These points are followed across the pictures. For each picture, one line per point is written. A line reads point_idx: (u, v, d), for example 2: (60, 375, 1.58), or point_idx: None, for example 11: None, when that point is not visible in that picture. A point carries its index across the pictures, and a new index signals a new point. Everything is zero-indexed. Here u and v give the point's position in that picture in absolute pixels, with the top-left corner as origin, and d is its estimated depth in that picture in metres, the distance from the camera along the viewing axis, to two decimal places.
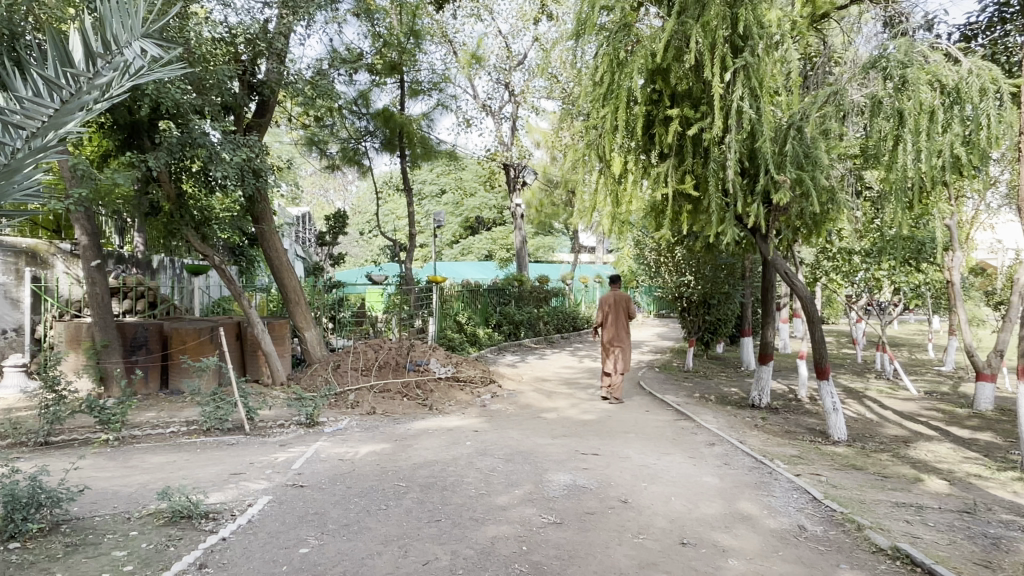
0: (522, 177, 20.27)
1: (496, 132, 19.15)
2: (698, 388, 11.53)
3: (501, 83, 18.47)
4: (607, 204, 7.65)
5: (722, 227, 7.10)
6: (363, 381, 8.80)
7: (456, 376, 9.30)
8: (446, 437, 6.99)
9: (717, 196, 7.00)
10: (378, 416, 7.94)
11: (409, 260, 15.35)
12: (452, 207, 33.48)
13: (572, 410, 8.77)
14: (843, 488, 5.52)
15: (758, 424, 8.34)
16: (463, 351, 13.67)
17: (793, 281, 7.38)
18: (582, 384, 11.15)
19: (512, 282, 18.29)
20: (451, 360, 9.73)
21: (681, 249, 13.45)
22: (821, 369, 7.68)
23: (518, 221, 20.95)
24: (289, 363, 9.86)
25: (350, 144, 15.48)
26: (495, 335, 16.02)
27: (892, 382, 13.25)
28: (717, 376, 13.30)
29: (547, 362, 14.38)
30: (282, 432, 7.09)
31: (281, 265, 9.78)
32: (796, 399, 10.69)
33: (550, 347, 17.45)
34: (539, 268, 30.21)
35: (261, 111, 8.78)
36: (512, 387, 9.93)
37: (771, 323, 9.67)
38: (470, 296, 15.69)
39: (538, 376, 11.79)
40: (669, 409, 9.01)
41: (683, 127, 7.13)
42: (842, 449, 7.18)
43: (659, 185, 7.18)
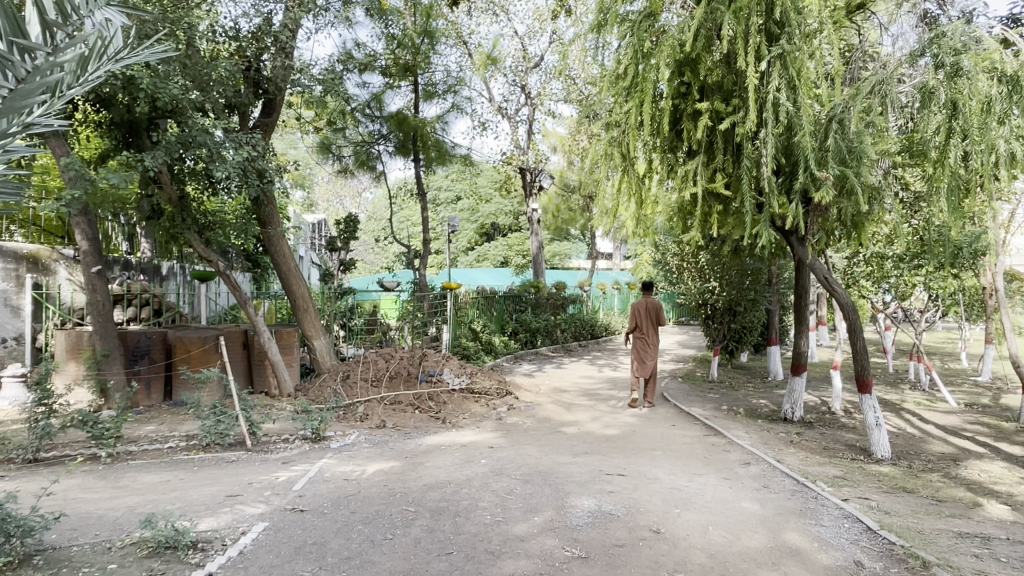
0: (539, 182, 19.82)
1: (512, 136, 18.72)
2: (725, 400, 10.98)
3: (518, 85, 18.05)
4: (631, 205, 7.19)
5: (756, 229, 6.60)
6: (374, 393, 8.38)
7: (471, 387, 8.86)
8: (459, 454, 6.53)
9: (751, 195, 6.51)
10: (389, 430, 7.50)
11: (423, 267, 14.95)
12: (468, 213, 33.12)
13: (594, 424, 8.27)
14: (897, 515, 4.98)
15: (793, 440, 7.80)
16: (478, 359, 13.22)
17: (833, 288, 6.88)
18: (602, 395, 10.66)
19: (529, 288, 17.82)
20: (465, 369, 9.28)
21: (705, 253, 12.93)
22: (862, 382, 7.16)
23: (534, 227, 20.50)
24: (297, 373, 9.46)
25: (363, 147, 15.13)
26: (512, 344, 15.57)
27: (928, 393, 12.60)
28: (742, 387, 12.74)
29: (565, 372, 13.89)
30: (286, 449, 6.68)
31: (289, 269, 9.39)
32: (829, 412, 10.11)
33: (567, 356, 16.96)
34: (556, 275, 29.73)
35: (268, 110, 8.40)
36: (530, 399, 9.45)
37: (806, 331, 9.12)
38: (486, 303, 15.23)
39: (556, 387, 11.30)
40: (696, 423, 8.50)
41: (714, 122, 6.65)
42: (887, 469, 6.63)
43: (688, 185, 6.69)
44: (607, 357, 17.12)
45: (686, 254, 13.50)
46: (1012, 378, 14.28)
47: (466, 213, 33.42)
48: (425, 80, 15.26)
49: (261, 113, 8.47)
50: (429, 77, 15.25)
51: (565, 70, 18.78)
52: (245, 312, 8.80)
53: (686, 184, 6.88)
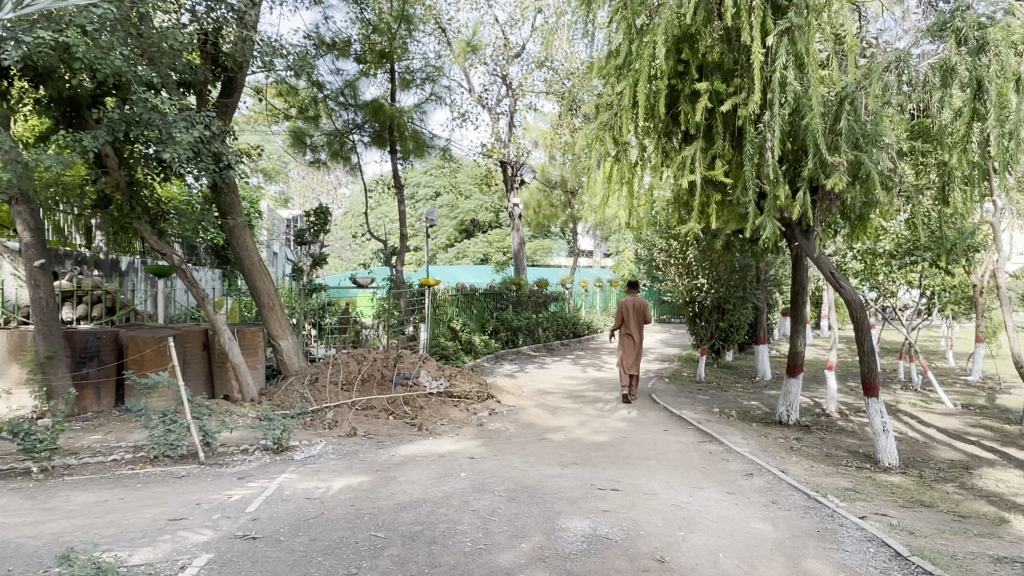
0: (520, 176, 19.25)
1: (492, 129, 18.13)
2: (715, 402, 10.49)
3: (498, 76, 17.43)
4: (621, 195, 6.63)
5: (759, 220, 6.08)
6: (344, 397, 7.77)
7: (449, 390, 8.28)
8: (436, 466, 5.93)
9: (755, 183, 5.99)
10: (360, 439, 6.90)
11: (400, 263, 14.31)
12: (447, 209, 32.48)
13: (581, 429, 7.72)
14: (923, 536, 4.48)
15: (793, 447, 7.31)
16: (457, 360, 12.62)
17: (840, 283, 6.39)
18: (588, 398, 10.12)
19: (510, 286, 17.24)
20: (443, 370, 8.69)
21: (693, 248, 12.46)
22: (869, 385, 6.70)
23: (516, 222, 19.92)
24: (262, 376, 8.81)
25: (336, 137, 14.44)
26: (492, 342, 14.98)
27: (921, 393, 12.24)
28: (732, 388, 12.30)
29: (548, 372, 13.34)
30: (242, 462, 6.06)
31: (253, 264, 8.74)
32: (825, 415, 9.66)
33: (550, 355, 16.41)
34: (538, 272, 29.15)
35: (228, 90, 7.77)
36: (512, 402, 8.88)
37: (804, 330, 8.64)
38: (465, 301, 14.63)
39: (539, 389, 10.74)
40: (690, 428, 8.00)
41: (714, 103, 6.13)
42: (898, 479, 6.16)
43: (686, 171, 6.15)
44: (591, 356, 16.58)
45: (673, 249, 13.02)
46: (1003, 377, 13.98)
47: (445, 209, 32.78)
48: (402, 67, 14.61)
49: (221, 93, 7.83)
50: (406, 64, 14.60)
51: (547, 61, 18.22)
52: (204, 310, 8.14)
53: (684, 171, 6.33)
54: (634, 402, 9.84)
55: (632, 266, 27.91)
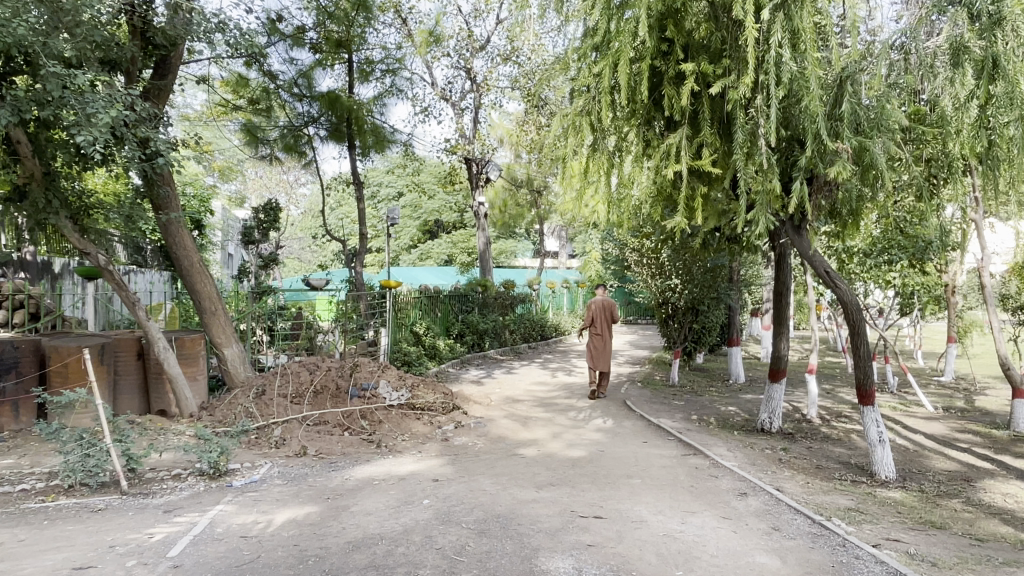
0: (485, 174, 18.64)
1: (456, 125, 17.48)
2: (693, 409, 10.00)
3: (462, 70, 16.78)
4: (599, 185, 6.04)
5: (752, 214, 5.53)
6: (294, 412, 7.04)
7: (411, 401, 7.60)
8: (395, 492, 5.25)
9: (747, 175, 5.45)
10: (311, 459, 6.20)
11: (359, 265, 13.57)
12: (410, 210, 31.70)
13: (555, 443, 7.12)
14: (948, 568, 3.97)
15: (781, 459, 6.82)
16: (421, 366, 11.95)
17: (835, 282, 5.90)
18: (561, 406, 9.54)
19: (475, 287, 16.60)
20: (403, 379, 8.01)
21: (666, 248, 11.98)
22: (864, 392, 6.22)
23: (481, 222, 19.29)
24: (203, 388, 8.02)
25: (291, 130, 13.62)
26: (458, 347, 14.32)
27: (898, 396, 11.94)
28: (707, 392, 11.85)
29: (516, 378, 12.73)
30: (173, 492, 5.33)
31: (193, 266, 7.95)
32: (807, 421, 9.23)
33: (517, 359, 15.82)
34: (503, 273, 28.56)
35: (162, 72, 7.02)
36: (480, 413, 8.24)
37: (787, 333, 8.17)
38: (429, 304, 13.95)
39: (508, 397, 10.12)
40: (671, 439, 7.46)
41: (700, 87, 5.57)
42: (899, 496, 5.69)
43: (671, 161, 5.58)
44: (560, 360, 16.04)
45: (645, 249, 12.52)
46: (974, 377, 13.85)
47: (408, 209, 32.02)
48: (360, 57, 13.87)
49: (154, 74, 7.06)
50: (365, 55, 13.86)
51: (513, 55, 17.64)
52: (135, 317, 7.32)
53: (668, 161, 5.78)
54: (608, 410, 9.28)
55: (599, 267, 27.52)
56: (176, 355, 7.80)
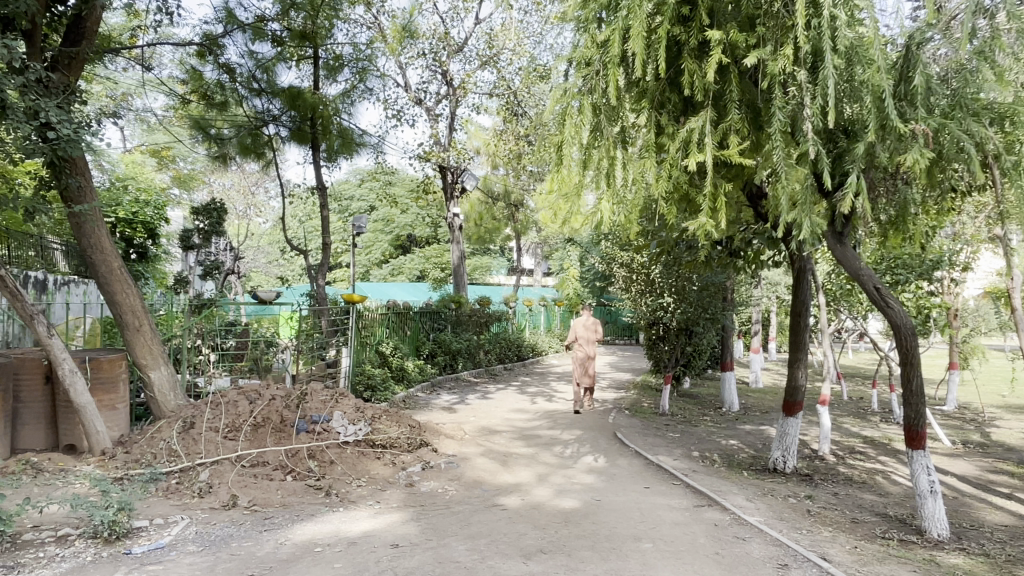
0: (461, 183, 17.61)
1: (431, 132, 16.42)
2: (691, 443, 8.92)
3: (438, 71, 15.71)
4: (603, 181, 4.93)
5: (794, 217, 4.47)
6: (226, 451, 5.82)
7: (372, 434, 6.42)
8: (342, 564, 4.06)
9: (786, 168, 4.44)
10: (241, 513, 5.00)
11: (321, 278, 12.35)
12: (382, 223, 30.84)
13: (542, 489, 5.96)
14: None
15: (810, 510, 5.76)
16: (386, 390, 10.74)
17: (887, 302, 4.94)
18: (544, 439, 8.39)
19: (449, 304, 15.47)
20: (364, 408, 6.82)
21: (659, 263, 10.96)
22: (914, 435, 5.19)
23: (456, 234, 18.16)
24: (123, 418, 6.76)
25: (248, 129, 12.33)
26: (429, 368, 13.14)
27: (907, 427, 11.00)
28: (702, 422, 10.80)
29: (493, 404, 11.58)
30: (50, 562, 4.06)
31: (112, 273, 6.72)
32: (821, 458, 8.21)
33: (493, 382, 14.70)
34: (477, 290, 27.50)
35: (75, 37, 5.88)
36: (452, 447, 7.05)
37: (804, 360, 7.13)
38: (398, 321, 12.75)
39: (484, 428, 8.95)
40: (677, 483, 6.35)
41: (729, 60, 4.54)
42: (968, 564, 4.65)
43: (693, 149, 4.53)
44: (539, 383, 14.91)
45: (635, 263, 11.47)
46: (978, 406, 13.03)
47: (379, 223, 30.92)
48: (327, 53, 12.77)
49: (64, 39, 5.91)
50: (332, 50, 12.74)
51: (492, 58, 16.64)
52: (35, 334, 6.05)
53: (687, 150, 4.77)
54: (598, 444, 8.16)
55: (576, 285, 26.62)
56: (90, 379, 6.52)
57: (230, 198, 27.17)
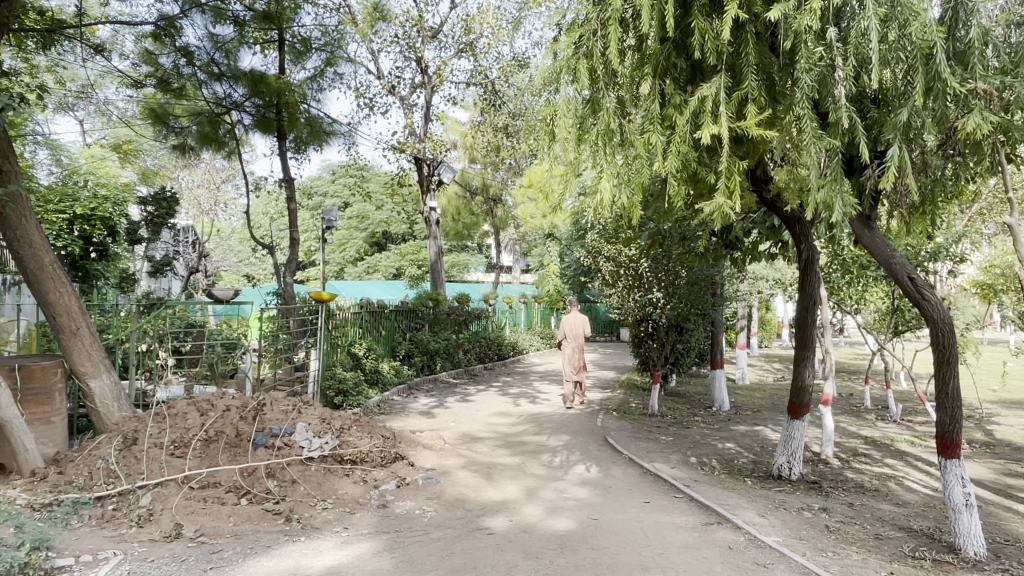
0: (437, 176, 16.94)
1: (405, 122, 15.70)
2: (687, 447, 8.35)
3: (412, 59, 15.00)
4: (602, 156, 4.32)
5: (824, 195, 3.89)
6: (173, 470, 5.12)
7: (341, 447, 5.75)
8: None
9: (816, 139, 3.87)
10: (185, 546, 4.30)
11: (289, 276, 11.61)
12: (357, 220, 30.07)
13: (531, 507, 5.32)
14: None
15: (828, 526, 5.19)
16: (360, 395, 10.04)
17: (922, 293, 4.52)
18: (530, 447, 7.76)
19: (426, 301, 14.81)
20: (332, 417, 6.13)
21: (648, 256, 10.37)
22: (947, 442, 4.67)
23: (432, 229, 17.47)
24: (60, 432, 5.99)
25: (208, 117, 11.55)
26: (405, 370, 12.47)
27: (906, 425, 10.55)
28: (695, 424, 10.25)
29: (473, 407, 10.92)
30: None
31: (43, 269, 5.96)
32: (826, 462, 7.67)
33: (473, 383, 14.06)
34: (454, 287, 26.86)
35: None
36: (431, 458, 6.39)
37: (813, 358, 6.57)
38: (373, 320, 12.05)
39: (465, 435, 8.30)
40: (680, 497, 5.75)
41: (746, 17, 3.97)
42: None
43: (706, 119, 3.95)
44: (521, 383, 14.31)
45: (622, 257, 10.86)
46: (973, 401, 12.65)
47: (354, 220, 30.12)
48: (294, 36, 12.03)
49: None
50: (298, 33, 11.99)
51: (469, 46, 15.97)
52: None
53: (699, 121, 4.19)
54: (589, 451, 7.55)
55: (556, 281, 26.08)
56: (19, 390, 5.75)
57: (198, 195, 26.25)
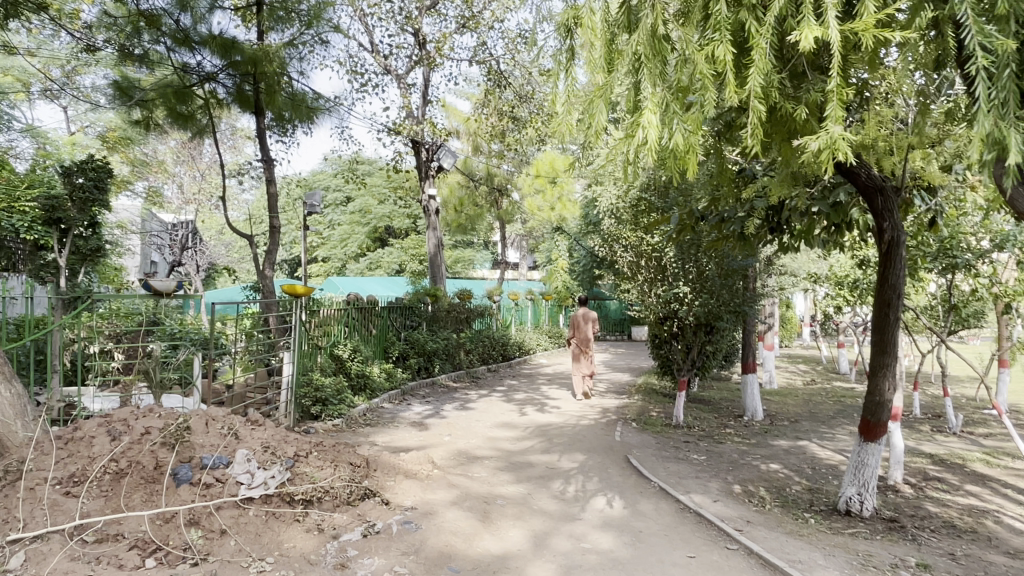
0: (436, 161, 15.64)
1: (402, 102, 14.38)
2: (725, 470, 6.99)
3: (408, 33, 13.68)
4: (652, 77, 2.99)
5: (996, 128, 2.56)
6: (62, 517, 3.82)
7: (294, 482, 4.44)
8: None
9: (981, 39, 2.54)
10: None
11: (268, 268, 10.32)
12: (359, 214, 28.81)
13: (541, 567, 4.00)
14: None
15: None
16: (343, 404, 8.73)
17: None
18: (539, 471, 6.43)
19: (424, 297, 13.54)
20: (286, 441, 4.84)
21: (674, 245, 9.03)
22: None
23: (432, 219, 16.17)
24: None
25: (176, 89, 10.03)
26: (399, 373, 11.18)
27: (970, 439, 9.15)
28: (728, 438, 8.91)
29: (474, 417, 9.63)
30: None
31: None
32: (899, 492, 6.30)
33: (475, 387, 12.76)
34: (458, 283, 25.56)
35: None
36: (413, 490, 5.07)
37: (896, 366, 5.24)
38: (362, 318, 10.75)
39: (462, 454, 6.98)
40: (736, 550, 4.41)
41: None
42: None
43: (807, 15, 2.64)
44: (528, 387, 12.99)
45: (644, 245, 9.50)
46: None
47: (356, 214, 28.86)
48: None
49: None
50: None
51: (471, 21, 14.63)
52: None
53: (788, 25, 2.88)
54: (611, 478, 6.21)
55: (565, 277, 24.81)
56: None
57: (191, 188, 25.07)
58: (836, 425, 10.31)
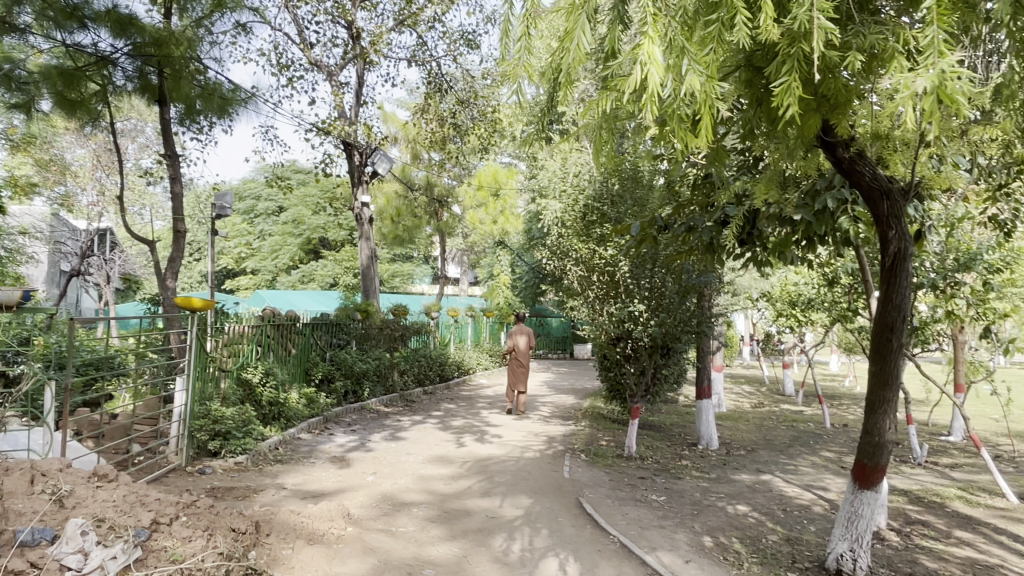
0: (371, 166, 14.48)
1: (333, 101, 13.22)
2: (691, 515, 6.11)
3: (342, 27, 12.58)
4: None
5: None
6: None
7: (144, 564, 3.30)
8: None
9: None
10: None
11: (170, 280, 8.99)
12: (291, 225, 27.28)
13: None
14: None
15: None
16: (251, 437, 7.50)
17: None
18: (477, 522, 5.40)
19: (354, 313, 12.37)
20: (141, 504, 3.71)
21: (629, 258, 8.17)
22: None
23: (365, 228, 14.96)
24: None
25: (62, 69, 8.09)
26: (321, 398, 9.99)
27: (938, 471, 8.57)
28: (687, 472, 8.07)
29: (404, 449, 8.52)
30: None
31: None
32: (886, 541, 5.54)
33: (408, 412, 11.64)
34: (394, 298, 24.37)
35: None
36: (316, 560, 4.00)
37: (898, 400, 4.48)
38: (279, 336, 9.52)
39: (386, 500, 5.89)
40: None
41: None
42: None
43: None
44: (466, 412, 11.95)
45: (595, 258, 8.64)
46: (990, 436, 10.82)
47: (288, 224, 27.37)
48: None
49: None
50: None
51: (410, 19, 13.65)
52: None
53: None
54: (563, 530, 5.24)
55: (507, 293, 23.93)
56: None
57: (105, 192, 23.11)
58: (796, 454, 9.64)
